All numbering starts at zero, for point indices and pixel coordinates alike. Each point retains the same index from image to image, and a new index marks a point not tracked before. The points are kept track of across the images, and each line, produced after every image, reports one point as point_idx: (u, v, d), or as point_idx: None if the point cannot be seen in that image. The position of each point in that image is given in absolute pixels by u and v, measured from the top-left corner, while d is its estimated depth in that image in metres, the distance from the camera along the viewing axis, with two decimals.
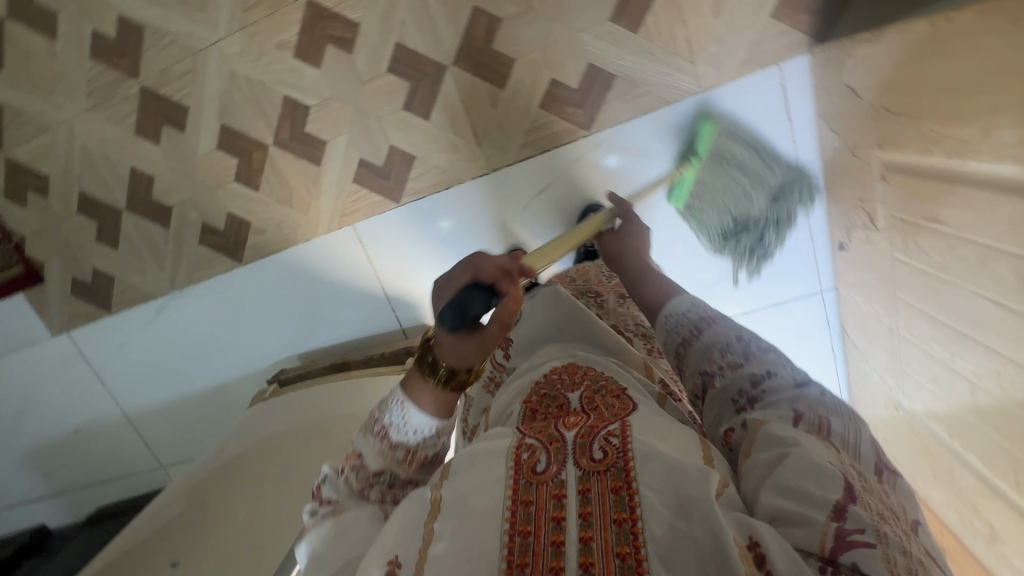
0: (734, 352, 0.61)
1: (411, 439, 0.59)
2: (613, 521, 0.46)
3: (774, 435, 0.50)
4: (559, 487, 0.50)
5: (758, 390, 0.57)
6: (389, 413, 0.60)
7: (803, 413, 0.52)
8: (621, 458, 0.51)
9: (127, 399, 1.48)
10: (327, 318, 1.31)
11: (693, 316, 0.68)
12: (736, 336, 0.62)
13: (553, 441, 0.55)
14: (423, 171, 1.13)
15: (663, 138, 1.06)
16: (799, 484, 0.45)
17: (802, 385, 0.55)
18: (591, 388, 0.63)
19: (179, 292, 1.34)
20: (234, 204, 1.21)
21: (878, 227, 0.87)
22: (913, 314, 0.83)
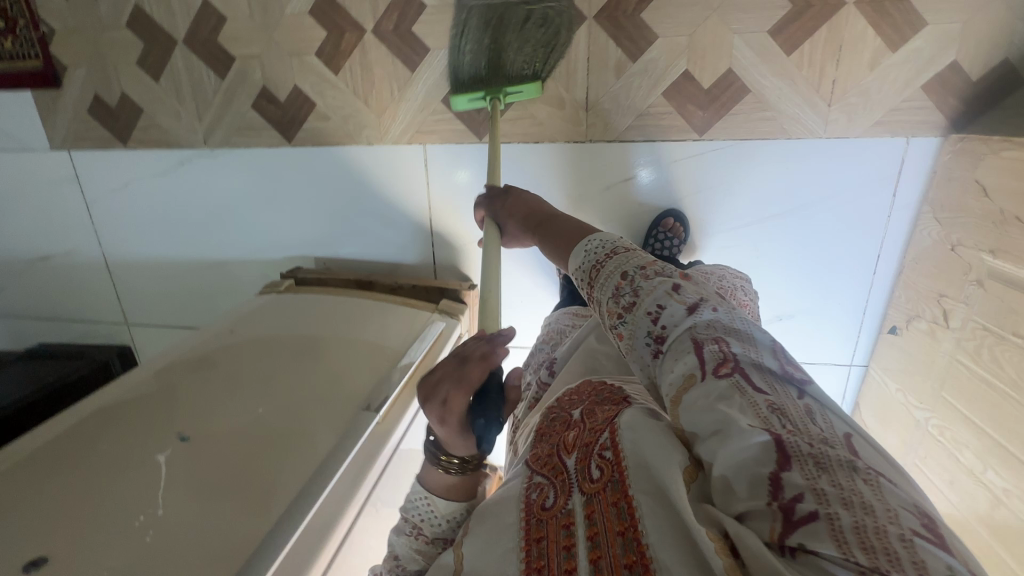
0: (626, 291, 0.50)
1: (438, 528, 0.57)
2: (617, 533, 0.40)
3: (699, 413, 0.40)
4: (568, 518, 0.44)
5: (660, 327, 0.47)
6: (413, 509, 0.58)
7: (705, 343, 0.43)
8: (616, 471, 0.44)
9: (114, 242, 1.36)
10: (360, 232, 1.23)
11: (598, 251, 0.56)
12: (623, 276, 0.51)
13: (558, 473, 0.49)
14: (517, 116, 1.06)
15: (738, 178, 1.04)
16: (737, 471, 0.36)
17: (696, 308, 0.46)
18: (594, 399, 0.57)
19: (209, 151, 1.22)
20: (304, 80, 1.11)
21: (948, 326, 0.88)
22: (955, 417, 0.85)
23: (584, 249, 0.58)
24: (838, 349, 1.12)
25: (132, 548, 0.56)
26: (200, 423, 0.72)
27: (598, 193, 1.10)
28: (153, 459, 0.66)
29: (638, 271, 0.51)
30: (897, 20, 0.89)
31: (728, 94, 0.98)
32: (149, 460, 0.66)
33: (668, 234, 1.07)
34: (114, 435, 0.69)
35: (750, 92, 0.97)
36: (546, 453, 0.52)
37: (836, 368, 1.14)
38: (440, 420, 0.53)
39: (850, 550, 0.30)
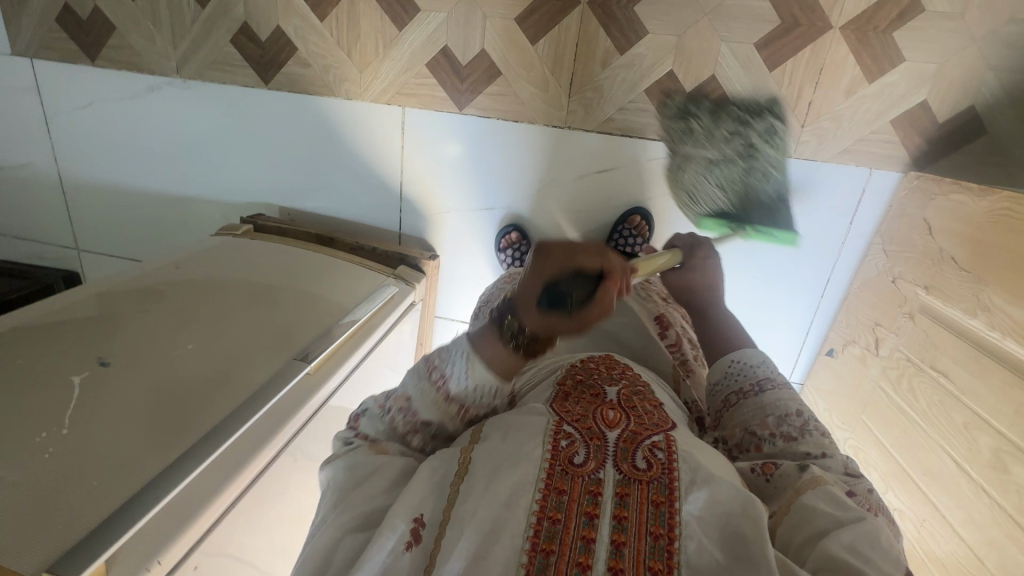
0: (793, 424, 0.60)
1: (465, 393, 0.54)
2: (648, 533, 0.43)
3: (828, 504, 0.47)
4: (595, 485, 0.46)
5: (809, 459, 0.55)
6: (448, 362, 0.54)
7: (857, 491, 0.51)
8: (667, 471, 0.46)
9: (72, 161, 1.31)
10: (329, 186, 1.21)
11: (751, 378, 0.67)
12: (796, 410, 0.60)
13: (594, 437, 0.50)
14: (500, 92, 1.05)
15: None
16: (864, 548, 0.42)
17: (853, 474, 0.54)
18: (628, 388, 0.59)
19: (182, 81, 1.17)
20: (287, 21, 1.07)
21: (878, 353, 0.92)
22: (869, 440, 0.90)
23: (758, 360, 0.69)
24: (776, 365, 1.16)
25: (31, 463, 0.54)
26: (125, 352, 0.71)
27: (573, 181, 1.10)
28: (68, 382, 0.64)
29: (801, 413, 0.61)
30: (878, 52, 0.90)
31: (708, 101, 0.98)
32: (65, 380, 0.64)
33: (633, 232, 1.09)
34: (34, 352, 0.68)
35: (730, 102, 0.98)
36: (578, 413, 0.53)
37: None
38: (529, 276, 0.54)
39: None
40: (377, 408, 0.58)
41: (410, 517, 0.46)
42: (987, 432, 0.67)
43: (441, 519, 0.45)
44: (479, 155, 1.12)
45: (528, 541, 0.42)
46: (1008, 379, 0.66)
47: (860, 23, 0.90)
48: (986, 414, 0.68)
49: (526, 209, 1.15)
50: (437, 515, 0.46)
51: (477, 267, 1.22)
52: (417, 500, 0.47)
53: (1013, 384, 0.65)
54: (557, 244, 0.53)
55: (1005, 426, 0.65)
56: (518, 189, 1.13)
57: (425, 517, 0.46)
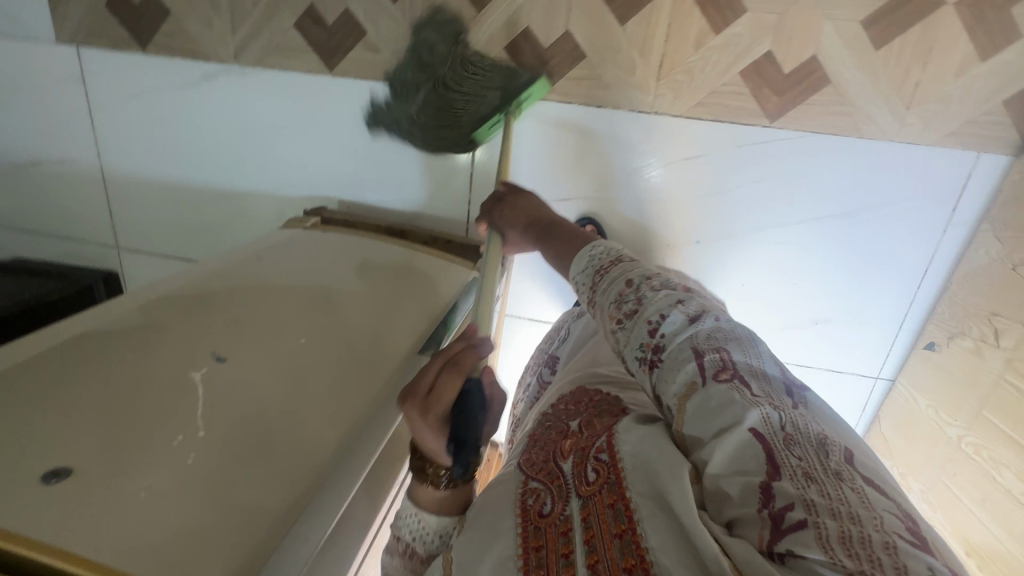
0: (627, 300, 0.58)
1: (429, 542, 0.59)
2: (614, 535, 0.45)
3: (703, 417, 0.47)
4: (565, 524, 0.49)
5: (659, 336, 0.54)
6: (401, 528, 0.60)
7: (703, 348, 0.50)
8: (613, 474, 0.51)
9: (116, 157, 1.25)
10: (394, 179, 1.16)
11: (588, 279, 0.65)
12: (625, 286, 0.59)
13: (556, 480, 0.55)
14: (582, 76, 1.00)
15: (812, 173, 1.01)
16: (732, 473, 0.44)
17: (697, 318, 0.53)
18: (592, 413, 0.64)
19: (239, 69, 1.12)
20: (358, 4, 1.02)
21: (999, 345, 0.87)
22: (996, 438, 0.84)
23: (589, 255, 0.67)
24: (865, 359, 1.12)
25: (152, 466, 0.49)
26: (242, 347, 0.68)
27: (656, 168, 1.05)
28: (189, 378, 0.61)
29: (647, 281, 0.59)
30: (993, 28, 0.86)
31: (807, 84, 0.94)
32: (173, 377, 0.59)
33: None
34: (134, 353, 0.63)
35: (831, 84, 0.93)
36: (541, 461, 0.58)
37: (861, 379, 1.14)
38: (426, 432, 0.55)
39: (836, 555, 0.36)
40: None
41: None
42: None
43: None
44: (552, 143, 1.07)
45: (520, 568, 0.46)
46: None
47: None
48: None
49: (603, 199, 1.09)
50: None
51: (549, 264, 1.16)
52: None
53: None
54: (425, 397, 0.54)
55: None
56: (594, 177, 1.08)
57: None
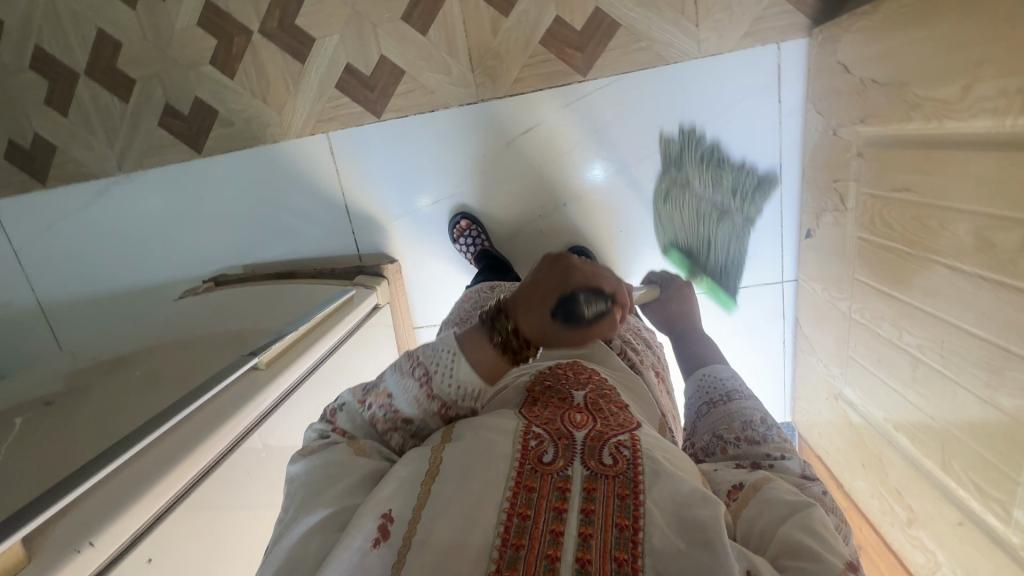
0: (756, 427, 0.53)
1: (453, 395, 0.50)
2: (614, 524, 0.39)
3: (777, 502, 0.42)
4: (563, 481, 0.42)
5: (766, 461, 0.49)
6: (433, 357, 0.50)
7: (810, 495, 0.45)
8: (631, 467, 0.42)
9: (45, 286, 1.36)
10: (282, 232, 1.24)
11: (719, 390, 0.60)
12: (762, 417, 0.54)
13: (562, 437, 0.46)
14: (410, 89, 1.09)
15: (640, 108, 1.06)
16: (818, 528, 0.39)
17: (809, 479, 0.48)
18: (596, 391, 0.54)
19: (125, 176, 1.24)
20: (204, 89, 1.14)
21: (847, 208, 0.88)
22: (869, 295, 0.84)
23: (732, 376, 0.62)
24: (764, 266, 1.12)
25: None
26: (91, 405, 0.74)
27: (503, 148, 1.11)
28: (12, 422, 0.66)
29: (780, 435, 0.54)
30: None
31: (601, 33, 1.01)
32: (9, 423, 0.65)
33: None
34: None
35: (621, 27, 1.01)
36: (547, 417, 0.49)
37: (769, 288, 1.13)
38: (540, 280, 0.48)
39: None
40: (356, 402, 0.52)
41: (378, 513, 0.41)
42: (962, 217, 0.62)
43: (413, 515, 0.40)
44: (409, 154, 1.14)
45: (499, 535, 0.39)
46: (962, 155, 0.61)
47: None
48: (953, 202, 0.63)
49: (470, 192, 1.15)
50: (406, 512, 0.41)
51: (441, 266, 1.22)
52: (387, 496, 0.42)
53: (967, 157, 0.60)
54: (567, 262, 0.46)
55: (974, 203, 0.60)
56: (456, 172, 1.14)
57: (393, 511, 0.41)
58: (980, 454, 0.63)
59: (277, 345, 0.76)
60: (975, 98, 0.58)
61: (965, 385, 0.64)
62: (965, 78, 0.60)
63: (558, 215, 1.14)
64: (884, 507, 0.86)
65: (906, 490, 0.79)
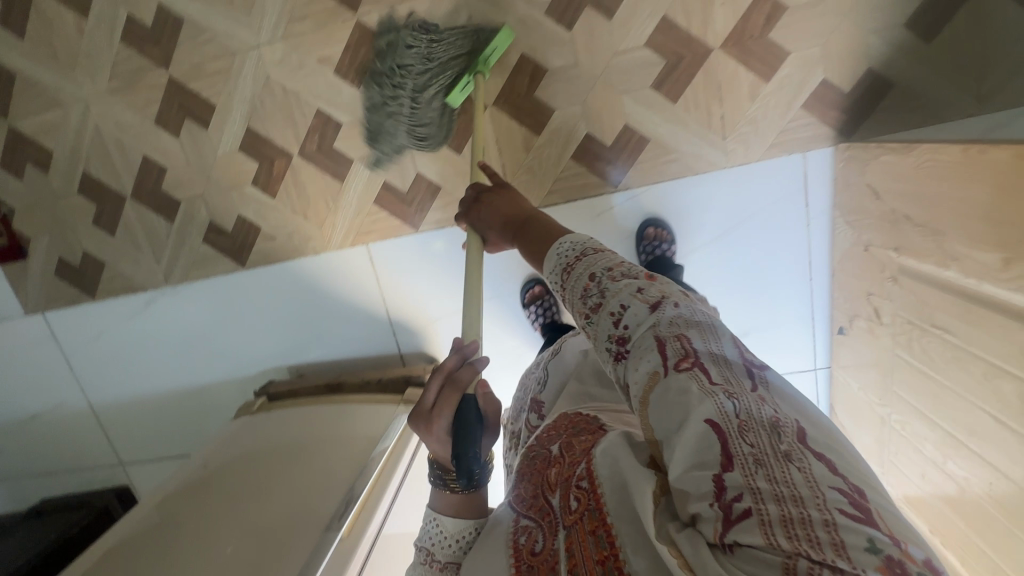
0: (591, 293, 0.51)
1: (456, 548, 0.60)
2: (596, 563, 0.42)
3: (661, 407, 0.41)
4: (553, 558, 0.47)
5: (623, 330, 0.47)
6: (428, 538, 0.62)
7: (667, 340, 0.43)
8: (593, 500, 0.46)
9: (97, 390, 1.41)
10: (326, 335, 1.27)
11: (569, 254, 0.56)
12: (590, 278, 0.51)
13: (545, 514, 0.52)
14: (445, 203, 1.13)
15: (682, 206, 1.08)
16: (692, 473, 0.38)
17: (658, 305, 0.46)
18: (572, 432, 0.58)
19: (171, 287, 1.28)
20: (247, 208, 1.19)
21: (882, 322, 0.91)
22: (909, 411, 0.87)
23: (557, 254, 0.57)
24: (798, 356, 1.15)
25: None
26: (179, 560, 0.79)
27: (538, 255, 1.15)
28: None
29: (616, 267, 0.51)
30: (762, 56, 0.97)
31: (630, 147, 1.05)
32: None
33: (654, 242, 1.08)
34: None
35: (650, 141, 1.04)
36: (534, 494, 0.55)
37: (802, 375, 1.17)
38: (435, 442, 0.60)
39: (774, 539, 0.34)
40: None
41: None
42: (1007, 378, 0.65)
43: None
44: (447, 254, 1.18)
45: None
46: (1004, 322, 0.64)
47: (736, 38, 0.97)
48: (997, 359, 0.66)
49: (506, 294, 1.19)
50: None
51: None
52: None
53: (1009, 325, 0.63)
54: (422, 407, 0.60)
55: (1018, 368, 0.63)
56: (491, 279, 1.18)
57: None
58: None
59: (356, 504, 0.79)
60: (1014, 274, 0.62)
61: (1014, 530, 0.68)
62: (1004, 254, 0.63)
63: None
64: None
65: None
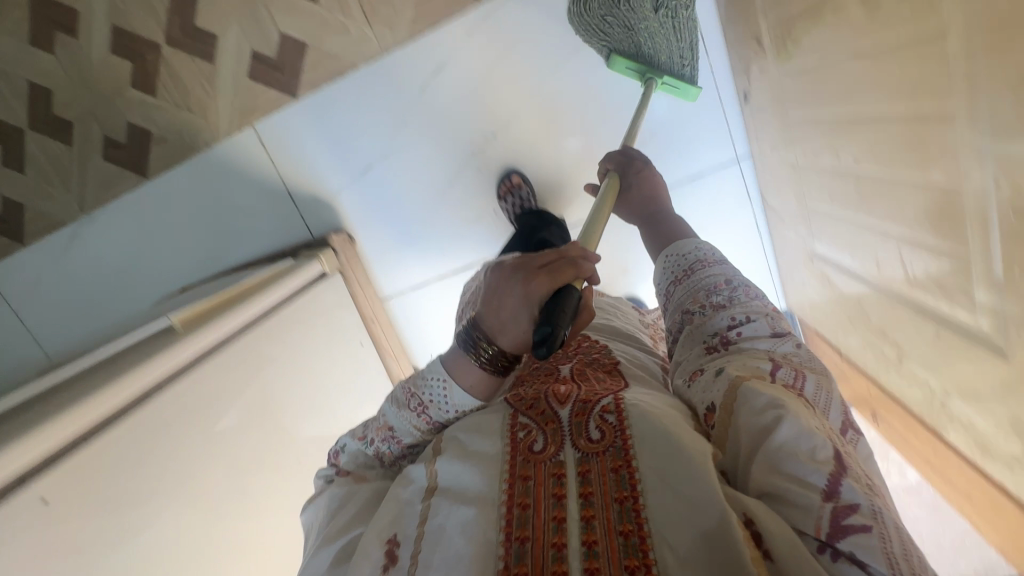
0: (721, 293, 0.61)
1: (450, 415, 0.56)
2: (613, 499, 0.42)
3: (765, 395, 0.45)
4: (557, 466, 0.45)
5: (733, 332, 0.56)
6: (426, 387, 0.56)
7: (782, 365, 0.51)
8: (619, 437, 0.45)
9: (49, 341, 1.41)
10: (242, 232, 1.26)
11: (693, 258, 0.68)
12: (725, 280, 0.62)
13: (549, 420, 0.48)
14: (316, 60, 1.09)
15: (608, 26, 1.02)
16: (793, 462, 0.40)
17: (777, 336, 0.56)
18: (584, 359, 0.60)
19: (89, 215, 1.29)
20: (134, 113, 1.18)
21: (765, 50, 0.81)
22: (805, 131, 0.77)
23: (695, 247, 0.69)
24: (717, 146, 1.07)
25: None
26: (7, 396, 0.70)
27: (418, 95, 1.09)
28: None
29: (755, 298, 0.60)
30: None
31: None
32: None
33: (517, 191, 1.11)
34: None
35: None
36: (532, 396, 0.51)
37: (724, 170, 1.08)
38: (516, 295, 0.53)
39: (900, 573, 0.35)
40: (356, 444, 0.58)
41: (383, 539, 0.44)
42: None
43: (415, 533, 0.44)
44: (337, 112, 1.12)
45: (502, 530, 0.42)
46: None
47: None
48: None
49: (401, 147, 1.13)
50: (411, 531, 0.44)
51: (399, 227, 1.20)
52: (388, 521, 0.46)
53: None
54: (524, 262, 0.54)
55: None
56: (381, 132, 1.13)
57: (398, 534, 0.44)
58: (942, 250, 0.54)
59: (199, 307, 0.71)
60: None
61: (901, 177, 0.57)
62: None
63: (489, 147, 1.12)
64: (876, 355, 0.78)
65: (889, 327, 0.71)
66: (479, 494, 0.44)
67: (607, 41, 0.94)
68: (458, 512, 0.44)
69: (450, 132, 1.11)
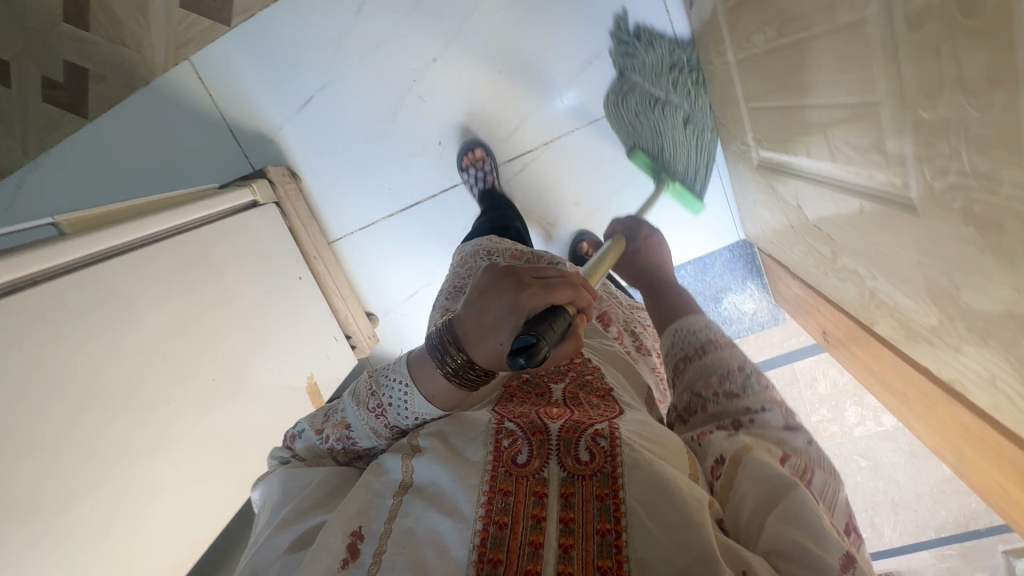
0: (734, 380, 0.54)
1: (410, 422, 0.51)
2: (596, 530, 0.39)
3: (766, 477, 0.42)
4: (540, 485, 0.42)
5: (746, 420, 0.50)
6: (387, 388, 0.51)
7: (791, 456, 0.46)
8: (608, 463, 0.42)
9: None
10: (188, 174, 1.21)
11: (701, 337, 0.60)
12: (739, 366, 0.55)
13: (537, 431, 0.46)
14: None
15: None
16: (799, 529, 0.38)
17: (791, 430, 0.49)
18: (577, 381, 0.56)
19: (35, 163, 1.18)
20: (68, 49, 1.10)
21: None
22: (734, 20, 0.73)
23: (706, 325, 0.62)
24: None
25: None
26: None
27: (355, 19, 1.06)
28: None
29: (768, 385, 0.53)
30: None
31: None
32: None
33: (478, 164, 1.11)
34: None
35: None
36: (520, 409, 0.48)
37: None
38: (502, 300, 0.47)
39: None
40: (313, 432, 0.53)
41: (347, 531, 0.40)
42: None
43: (383, 529, 0.40)
44: (273, 40, 1.09)
45: (475, 548, 0.38)
46: None
47: None
48: None
49: (340, 75, 1.10)
50: (378, 527, 0.40)
51: (346, 163, 1.16)
52: (356, 510, 0.41)
53: None
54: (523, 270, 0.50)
55: None
56: (319, 60, 1.09)
57: (364, 527, 0.40)
58: (851, 108, 0.50)
59: (91, 212, 0.69)
60: None
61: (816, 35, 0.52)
62: None
63: (432, 73, 1.09)
64: (817, 260, 0.74)
65: (824, 224, 0.66)
66: (456, 497, 0.41)
67: (635, 135, 1.08)
68: (433, 516, 0.40)
69: (391, 59, 1.08)
